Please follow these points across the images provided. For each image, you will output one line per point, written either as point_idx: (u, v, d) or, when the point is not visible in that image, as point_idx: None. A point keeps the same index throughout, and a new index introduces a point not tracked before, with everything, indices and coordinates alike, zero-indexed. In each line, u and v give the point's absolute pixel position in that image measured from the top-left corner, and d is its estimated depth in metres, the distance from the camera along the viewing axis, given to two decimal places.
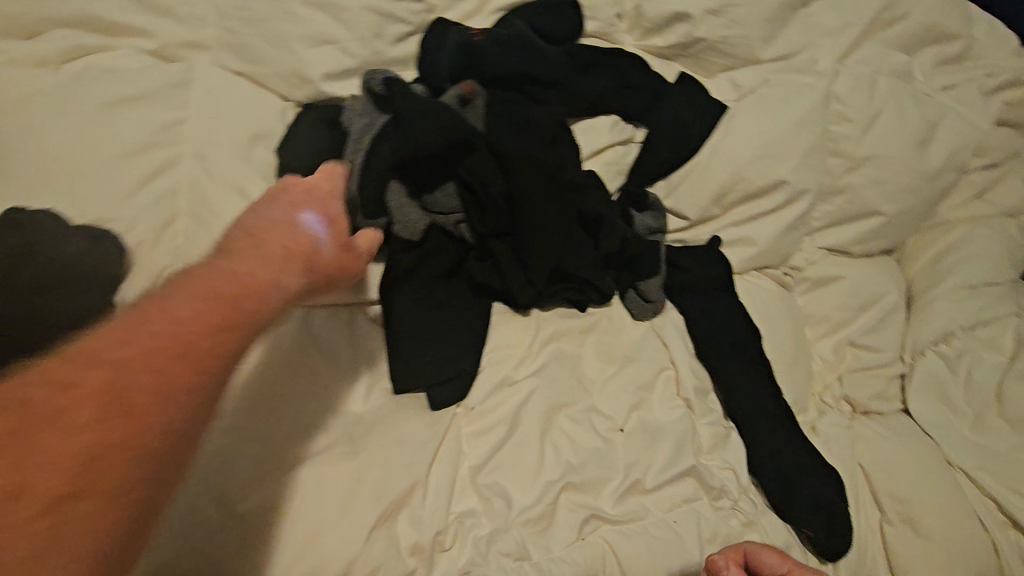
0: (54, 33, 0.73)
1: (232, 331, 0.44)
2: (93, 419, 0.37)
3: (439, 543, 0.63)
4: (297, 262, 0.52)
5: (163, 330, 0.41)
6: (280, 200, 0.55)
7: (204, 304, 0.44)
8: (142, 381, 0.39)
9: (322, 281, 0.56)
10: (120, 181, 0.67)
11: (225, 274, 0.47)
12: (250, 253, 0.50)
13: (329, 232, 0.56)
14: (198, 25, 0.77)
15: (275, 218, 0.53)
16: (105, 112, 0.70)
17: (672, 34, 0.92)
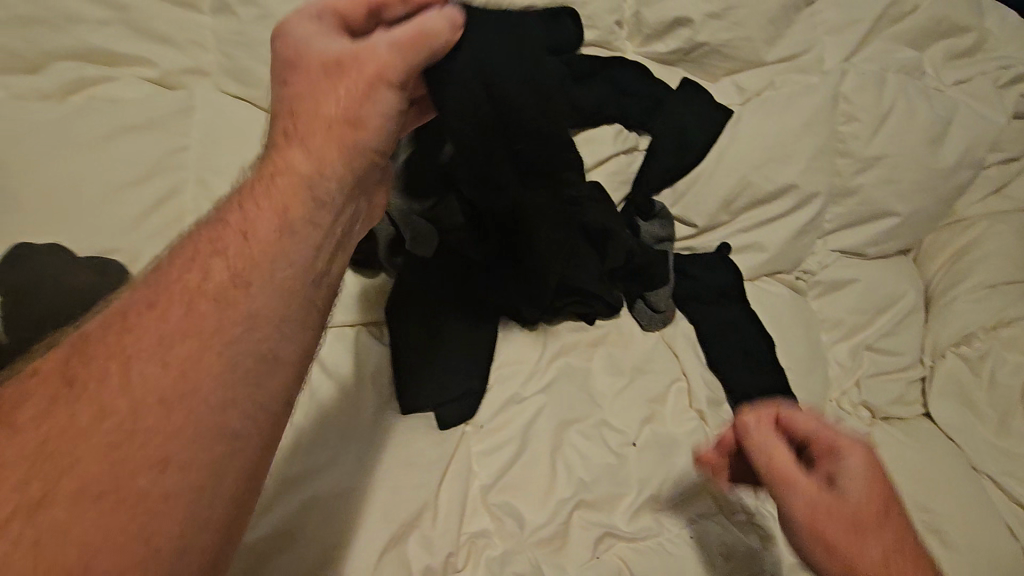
0: (55, 66, 0.74)
1: (288, 217, 0.47)
2: (187, 310, 0.43)
3: (450, 564, 0.62)
4: (343, 104, 0.50)
5: (241, 222, 0.47)
6: (320, 39, 0.52)
7: (271, 185, 0.48)
8: (230, 276, 0.45)
9: (348, 134, 0.50)
10: (125, 212, 0.68)
11: (286, 143, 0.50)
12: (309, 101, 0.50)
13: (365, 63, 0.50)
14: (198, 52, 0.78)
15: (317, 61, 0.51)
16: (109, 144, 0.70)
17: (673, 39, 0.91)
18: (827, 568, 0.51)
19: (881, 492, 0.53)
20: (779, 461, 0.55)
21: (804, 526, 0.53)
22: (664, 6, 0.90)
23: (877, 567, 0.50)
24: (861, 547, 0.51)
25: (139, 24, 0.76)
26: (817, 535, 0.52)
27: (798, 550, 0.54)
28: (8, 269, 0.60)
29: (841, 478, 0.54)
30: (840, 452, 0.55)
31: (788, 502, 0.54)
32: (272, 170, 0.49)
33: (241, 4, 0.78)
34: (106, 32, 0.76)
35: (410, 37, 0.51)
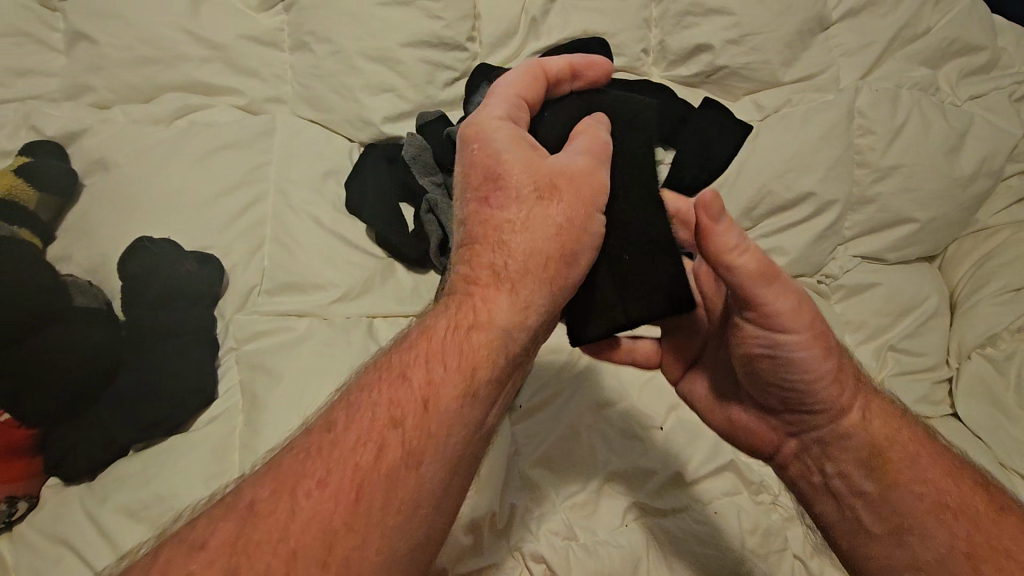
0: (165, 96, 0.88)
1: (475, 367, 0.50)
2: (392, 439, 0.46)
3: (492, 522, 0.68)
4: (551, 235, 0.52)
5: (427, 376, 0.49)
6: (517, 150, 0.54)
7: (466, 325, 0.51)
8: (419, 416, 0.47)
9: (563, 263, 0.53)
10: (218, 215, 0.80)
11: (482, 273, 0.53)
12: (512, 214, 0.53)
13: (569, 190, 0.54)
14: (278, 83, 0.91)
15: (519, 176, 0.53)
16: (207, 159, 0.83)
17: (695, 64, 1.00)
18: (817, 367, 0.56)
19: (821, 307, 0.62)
20: (764, 264, 0.54)
21: (806, 325, 0.55)
22: (686, 34, 1.00)
23: (847, 353, 0.59)
24: (840, 341, 0.58)
25: (232, 61, 0.90)
26: (819, 335, 0.56)
27: (777, 363, 0.57)
28: (135, 258, 0.72)
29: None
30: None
31: (786, 297, 0.55)
32: (461, 306, 0.52)
33: (317, 42, 0.91)
34: (205, 67, 0.90)
35: (590, 146, 0.57)
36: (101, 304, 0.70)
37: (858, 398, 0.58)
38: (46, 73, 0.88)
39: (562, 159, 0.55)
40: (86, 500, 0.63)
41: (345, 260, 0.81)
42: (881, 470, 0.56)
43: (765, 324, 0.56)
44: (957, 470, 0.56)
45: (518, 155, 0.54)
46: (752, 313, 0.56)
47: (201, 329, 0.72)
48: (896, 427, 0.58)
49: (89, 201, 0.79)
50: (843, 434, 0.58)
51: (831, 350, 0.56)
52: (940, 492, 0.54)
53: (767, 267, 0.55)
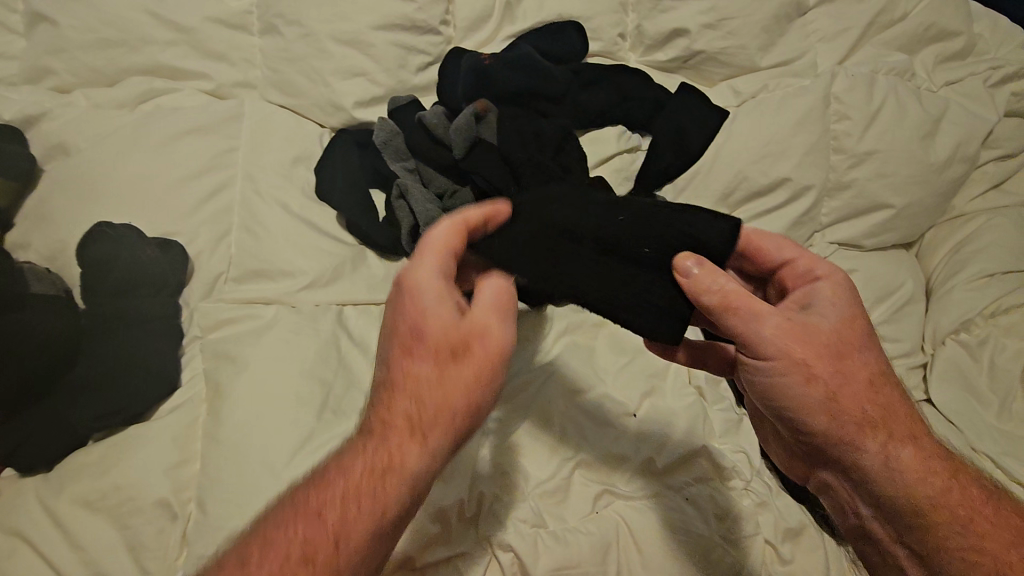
0: (129, 81, 0.86)
1: (389, 511, 0.50)
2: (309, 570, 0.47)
3: (459, 512, 0.67)
4: (458, 395, 0.51)
5: (339, 518, 0.49)
6: (455, 395, 0.51)
7: (382, 472, 0.50)
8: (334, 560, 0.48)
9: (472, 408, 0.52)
10: (183, 201, 0.78)
11: (394, 427, 0.51)
12: (424, 371, 0.52)
13: (475, 366, 0.52)
14: (247, 68, 0.90)
15: (436, 338, 0.52)
16: (172, 144, 0.81)
17: (672, 49, 0.99)
18: (813, 405, 0.55)
19: (859, 331, 0.57)
20: (737, 294, 0.56)
21: (781, 355, 0.55)
22: (663, 19, 0.99)
23: (863, 387, 0.55)
24: (849, 372, 0.55)
25: (198, 45, 0.88)
26: (800, 366, 0.55)
27: (774, 395, 0.57)
28: (92, 244, 0.70)
29: (785, 269, 0.62)
30: (818, 278, 0.60)
31: (761, 329, 0.56)
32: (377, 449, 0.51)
33: (286, 24, 0.88)
34: (170, 50, 0.88)
35: (499, 298, 0.55)
36: (59, 291, 0.68)
37: (880, 443, 0.55)
38: (4, 55, 0.86)
39: (473, 318, 0.53)
40: (42, 490, 0.62)
41: (314, 247, 0.79)
42: (923, 526, 0.54)
43: (751, 357, 0.57)
44: (994, 528, 0.53)
45: (451, 378, 0.51)
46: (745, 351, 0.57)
47: (166, 317, 0.71)
48: (930, 478, 0.54)
49: (48, 187, 0.77)
50: (862, 478, 0.56)
51: (818, 381, 0.55)
52: (970, 552, 0.53)
53: (729, 299, 0.56)
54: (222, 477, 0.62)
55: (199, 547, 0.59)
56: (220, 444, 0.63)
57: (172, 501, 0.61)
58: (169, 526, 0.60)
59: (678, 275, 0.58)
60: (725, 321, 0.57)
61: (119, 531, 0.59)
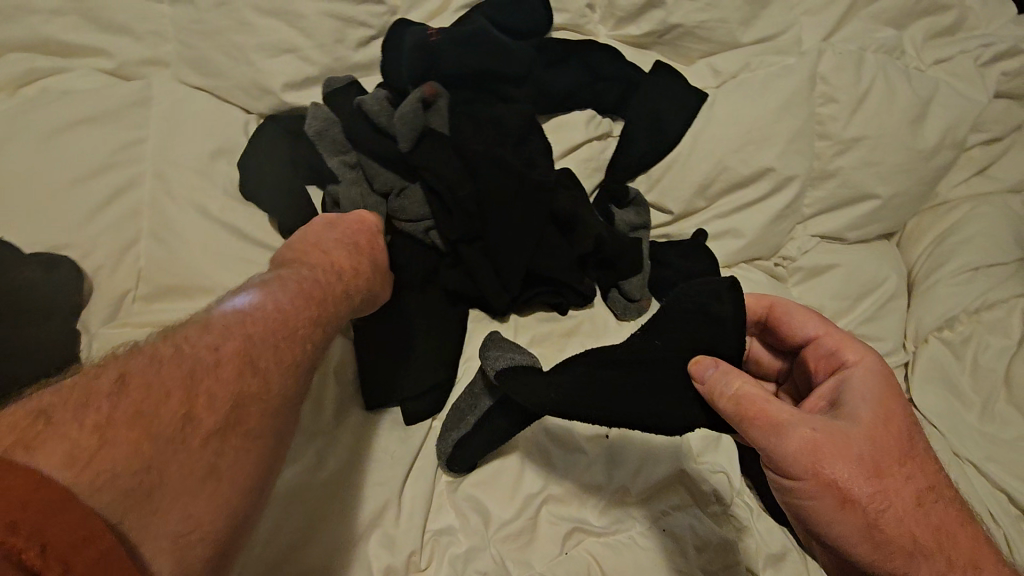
0: (8, 58, 0.72)
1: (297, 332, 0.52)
2: (235, 418, 0.45)
3: (413, 563, 0.61)
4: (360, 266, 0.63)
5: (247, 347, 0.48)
6: (377, 268, 0.65)
7: (317, 337, 0.54)
8: (269, 400, 0.47)
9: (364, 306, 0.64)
10: (78, 205, 0.66)
11: (327, 308, 0.56)
12: (346, 269, 0.61)
13: (382, 272, 0.67)
14: (156, 42, 0.76)
15: (364, 245, 0.65)
16: (62, 136, 0.69)
17: (646, 21, 0.89)
18: (850, 533, 0.46)
19: (897, 437, 0.49)
20: (758, 399, 0.49)
21: (807, 473, 0.46)
22: None
23: (908, 507, 0.47)
24: (887, 491, 0.47)
25: (94, 15, 0.74)
26: (830, 487, 0.46)
27: (809, 520, 0.48)
28: None
29: (812, 350, 0.57)
30: (847, 365, 0.54)
31: (786, 438, 0.47)
32: (314, 308, 0.55)
33: None
34: (59, 21, 0.74)
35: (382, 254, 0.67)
36: None
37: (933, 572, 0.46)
38: None
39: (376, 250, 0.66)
40: None
41: (241, 259, 0.69)
42: None
43: (775, 472, 0.49)
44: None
45: (375, 277, 0.65)
46: (773, 470, 0.48)
47: (59, 347, 0.60)
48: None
49: None
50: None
51: (855, 505, 0.46)
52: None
53: (747, 402, 0.49)
54: None
55: None
56: None
57: None
58: None
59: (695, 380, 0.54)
60: (747, 429, 0.49)
61: None
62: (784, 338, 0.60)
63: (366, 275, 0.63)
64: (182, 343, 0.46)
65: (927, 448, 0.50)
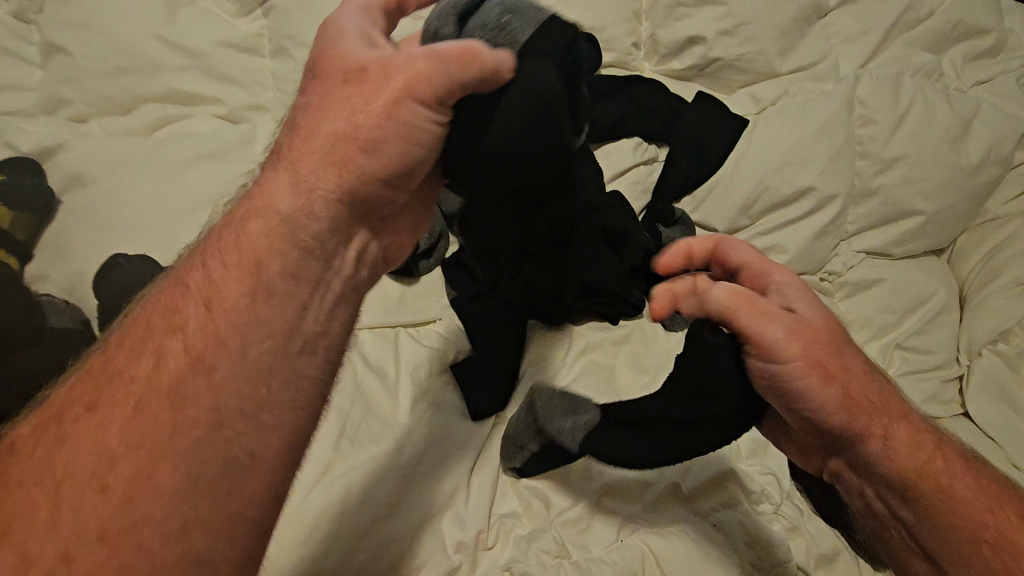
0: (143, 108, 0.86)
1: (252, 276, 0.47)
2: (72, 518, 0.39)
3: (481, 541, 0.66)
4: (341, 122, 0.51)
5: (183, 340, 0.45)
6: (335, 115, 0.51)
7: (212, 317, 0.46)
8: (117, 469, 0.40)
9: (353, 155, 0.50)
10: (198, 229, 0.78)
11: (211, 286, 0.47)
12: (309, 122, 0.52)
13: (382, 81, 0.51)
14: (259, 90, 0.89)
15: (312, 106, 0.53)
16: (185, 171, 0.81)
17: (688, 56, 0.97)
18: (828, 403, 0.53)
19: (841, 324, 0.57)
20: (737, 299, 0.57)
21: (801, 355, 0.54)
22: (678, 26, 0.96)
23: (863, 376, 0.55)
24: (845, 363, 0.54)
25: (211, 69, 0.88)
26: (814, 363, 0.53)
27: (783, 394, 0.55)
28: (108, 276, 0.70)
29: (745, 273, 0.62)
30: (773, 285, 0.59)
31: (768, 329, 0.55)
32: (172, 308, 0.47)
33: (296, 47, 0.88)
34: (183, 76, 0.87)
35: (455, 50, 0.51)
36: (75, 323, 0.67)
37: (879, 421, 0.53)
38: (19, 84, 0.85)
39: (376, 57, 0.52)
40: None
41: None
42: (915, 498, 0.51)
43: (760, 359, 0.55)
44: (982, 501, 0.50)
45: (312, 157, 0.50)
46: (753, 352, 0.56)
47: None
48: (926, 454, 0.52)
49: (66, 219, 0.77)
50: (865, 462, 0.54)
51: (834, 378, 0.53)
52: (958, 524, 0.50)
53: (732, 302, 0.57)
54: None
55: None
56: None
57: None
58: None
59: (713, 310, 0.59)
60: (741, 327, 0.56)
61: None
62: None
63: (342, 136, 0.51)
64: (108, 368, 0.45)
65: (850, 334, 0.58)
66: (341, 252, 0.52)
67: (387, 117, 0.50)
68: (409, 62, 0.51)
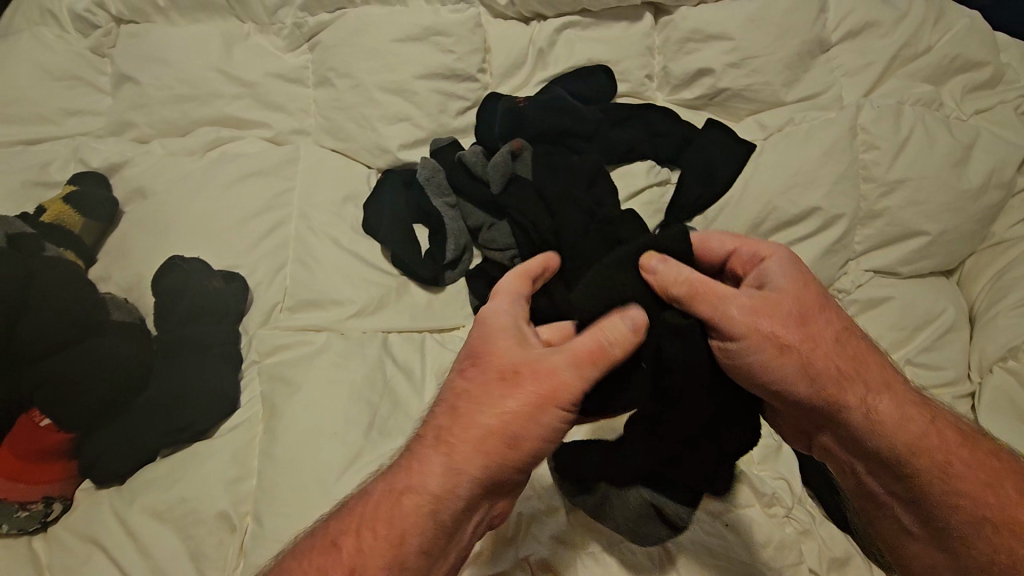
0: (200, 131, 0.96)
1: (407, 535, 0.51)
2: None
3: (502, 531, 0.70)
4: (494, 419, 0.52)
5: (356, 545, 0.51)
6: (486, 410, 0.52)
7: (380, 532, 0.51)
8: None
9: (501, 454, 0.52)
10: (246, 237, 0.86)
11: (393, 520, 0.51)
12: (465, 409, 0.53)
13: (529, 397, 0.52)
14: (303, 116, 0.98)
15: (465, 393, 0.54)
16: (235, 186, 0.89)
17: (698, 87, 1.04)
18: (789, 372, 0.57)
19: (816, 292, 0.60)
20: (701, 282, 0.59)
21: (746, 332, 0.57)
22: (688, 59, 1.04)
23: (831, 345, 0.58)
24: (813, 336, 0.58)
25: (261, 97, 0.97)
26: (771, 339, 0.57)
27: (752, 373, 0.58)
28: (167, 275, 0.78)
29: (734, 257, 0.66)
30: (762, 258, 0.62)
31: (726, 309, 0.58)
32: (347, 524, 0.52)
33: (338, 77, 0.97)
34: (236, 103, 0.97)
35: (592, 348, 0.54)
36: (134, 318, 0.76)
37: (855, 396, 0.57)
38: (93, 111, 0.96)
39: (547, 361, 0.54)
40: (116, 501, 0.68)
41: (362, 278, 0.85)
42: (910, 478, 0.56)
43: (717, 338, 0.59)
44: (980, 476, 0.55)
45: (463, 443, 0.52)
46: (712, 332, 0.59)
47: (229, 344, 0.77)
48: (917, 428, 0.57)
49: (128, 228, 0.86)
50: (853, 435, 0.58)
51: (790, 351, 0.57)
52: (955, 498, 0.55)
53: (694, 287, 0.59)
54: (280, 487, 0.67)
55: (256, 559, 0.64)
56: (275, 461, 0.69)
57: (231, 513, 0.67)
58: (228, 539, 0.66)
59: (645, 273, 0.62)
60: (686, 306, 0.60)
61: (183, 542, 0.65)
62: (704, 266, 0.68)
63: (493, 433, 0.51)
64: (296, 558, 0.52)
65: (840, 307, 0.61)
66: (468, 523, 0.54)
67: (532, 424, 0.52)
68: (553, 372, 0.53)
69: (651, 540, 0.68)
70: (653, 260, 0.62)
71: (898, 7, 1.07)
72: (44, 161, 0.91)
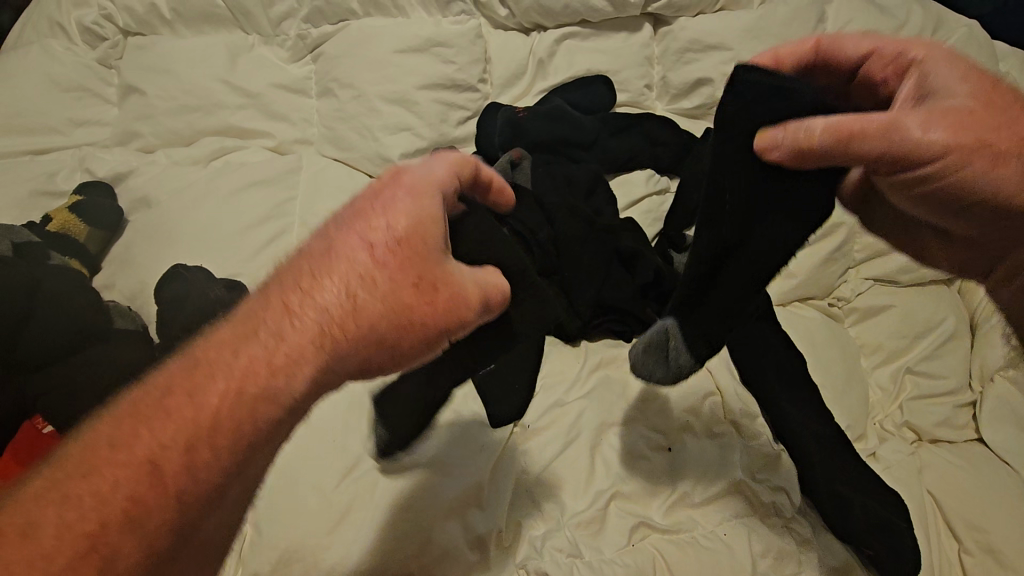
0: (203, 140, 0.97)
1: (262, 422, 0.44)
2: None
3: (499, 539, 0.70)
4: (385, 320, 0.46)
5: (197, 438, 0.42)
6: (375, 303, 0.45)
7: (228, 419, 0.43)
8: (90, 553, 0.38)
9: (380, 357, 0.47)
10: (247, 245, 0.86)
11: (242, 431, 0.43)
12: (352, 297, 0.45)
13: (430, 308, 0.47)
14: (306, 126, 0.99)
15: (359, 275, 0.45)
16: (237, 194, 0.90)
17: (698, 96, 1.04)
18: (1005, 181, 0.51)
19: (990, 89, 0.54)
20: (862, 117, 0.51)
21: (952, 148, 0.51)
22: (688, 68, 1.04)
23: None
24: (1015, 131, 0.52)
25: (265, 107, 0.98)
26: (985, 149, 0.51)
27: (966, 191, 0.52)
28: (170, 283, 0.79)
29: (874, 59, 0.60)
30: (917, 62, 0.57)
31: (910, 130, 0.51)
32: (185, 405, 0.43)
33: (341, 88, 0.98)
34: (240, 113, 0.98)
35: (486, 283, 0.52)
36: (138, 326, 0.77)
37: None
38: (100, 121, 0.98)
39: (450, 270, 0.49)
40: None
41: None
42: None
43: (903, 168, 0.52)
44: None
45: (346, 338, 0.45)
46: (898, 170, 0.53)
47: None
48: None
49: (132, 236, 0.87)
50: None
51: (1005, 158, 0.51)
52: None
53: (841, 131, 0.51)
54: (281, 495, 0.68)
55: (253, 565, 0.64)
56: (277, 468, 0.69)
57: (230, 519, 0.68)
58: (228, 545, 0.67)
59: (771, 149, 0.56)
60: (841, 155, 0.52)
61: None
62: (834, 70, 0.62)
63: (380, 326, 0.46)
64: (120, 437, 0.42)
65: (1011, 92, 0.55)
66: None
67: (420, 337, 0.47)
68: (457, 282, 0.49)
69: (646, 368, 0.69)
70: (774, 133, 0.56)
71: (895, 16, 1.08)
72: (51, 171, 0.92)
